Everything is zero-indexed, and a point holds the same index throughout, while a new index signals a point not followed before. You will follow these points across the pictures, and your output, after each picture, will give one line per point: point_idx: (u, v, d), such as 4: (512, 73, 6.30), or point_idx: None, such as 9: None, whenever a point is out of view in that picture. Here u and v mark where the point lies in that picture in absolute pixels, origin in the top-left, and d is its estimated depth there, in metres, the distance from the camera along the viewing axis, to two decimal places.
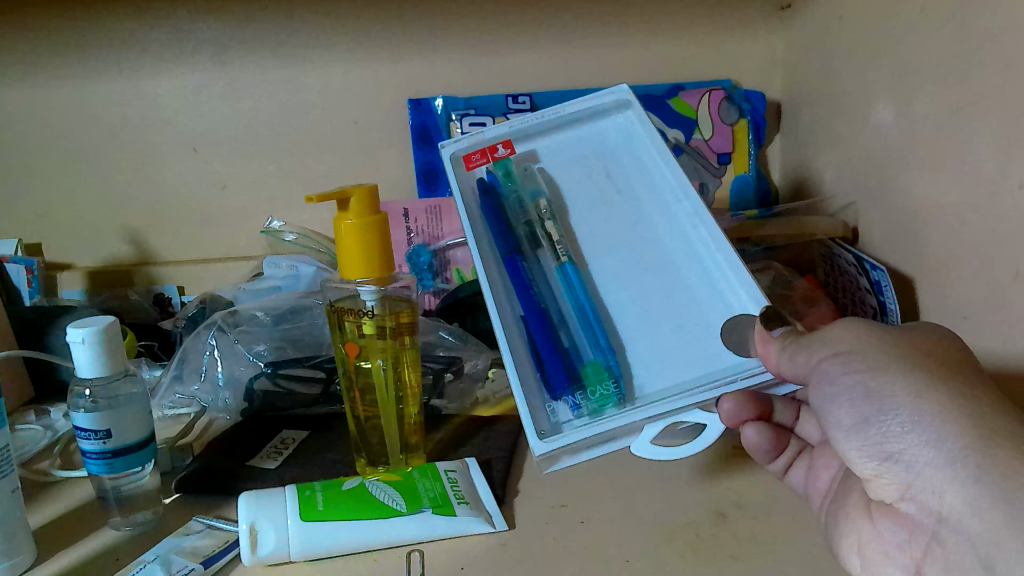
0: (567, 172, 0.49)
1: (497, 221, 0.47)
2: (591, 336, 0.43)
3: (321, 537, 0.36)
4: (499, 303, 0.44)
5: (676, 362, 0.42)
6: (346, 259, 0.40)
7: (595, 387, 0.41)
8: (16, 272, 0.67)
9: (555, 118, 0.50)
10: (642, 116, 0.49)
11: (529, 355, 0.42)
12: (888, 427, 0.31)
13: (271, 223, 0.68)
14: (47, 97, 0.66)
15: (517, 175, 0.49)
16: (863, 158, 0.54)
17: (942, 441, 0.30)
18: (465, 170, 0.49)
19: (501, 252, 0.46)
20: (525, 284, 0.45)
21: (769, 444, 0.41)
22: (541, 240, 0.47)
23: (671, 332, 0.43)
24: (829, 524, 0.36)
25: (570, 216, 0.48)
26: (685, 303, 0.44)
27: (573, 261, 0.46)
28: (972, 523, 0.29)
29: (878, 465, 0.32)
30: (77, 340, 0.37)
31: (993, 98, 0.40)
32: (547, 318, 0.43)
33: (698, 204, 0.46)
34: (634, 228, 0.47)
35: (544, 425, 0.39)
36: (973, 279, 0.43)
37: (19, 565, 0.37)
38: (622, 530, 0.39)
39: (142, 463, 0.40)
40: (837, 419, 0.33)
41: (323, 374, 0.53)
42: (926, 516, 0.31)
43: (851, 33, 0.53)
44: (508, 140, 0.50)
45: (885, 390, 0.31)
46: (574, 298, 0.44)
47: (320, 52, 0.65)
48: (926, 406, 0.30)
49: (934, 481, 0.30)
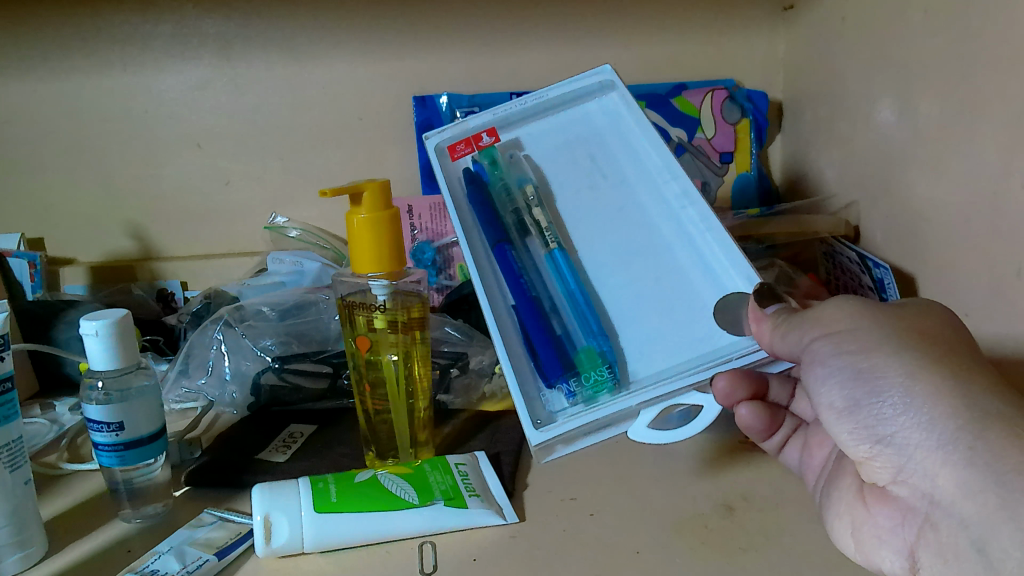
0: (553, 157, 0.49)
1: (484, 209, 0.47)
2: (583, 323, 0.43)
3: (333, 529, 0.37)
4: (491, 293, 0.44)
5: (669, 344, 0.42)
6: (357, 252, 0.41)
7: (589, 373, 0.41)
8: (19, 267, 0.67)
9: (538, 105, 0.50)
10: (627, 99, 0.50)
11: (521, 342, 0.43)
12: (880, 409, 0.31)
13: (275, 219, 0.69)
14: (52, 91, 0.66)
15: (503, 163, 0.49)
16: (865, 157, 0.54)
17: (935, 424, 0.30)
18: (450, 161, 0.49)
19: (489, 241, 0.46)
20: (515, 272, 0.45)
21: (762, 424, 0.42)
22: (529, 227, 0.47)
23: (663, 315, 0.43)
24: (824, 506, 0.37)
25: (558, 203, 0.48)
26: (678, 285, 0.44)
27: (563, 248, 0.46)
28: (965, 506, 0.29)
29: (870, 448, 0.32)
30: (90, 332, 0.37)
31: (997, 97, 0.40)
32: (538, 305, 0.44)
33: (686, 184, 0.46)
34: (622, 213, 0.47)
35: (539, 415, 0.40)
36: (975, 275, 0.43)
37: (31, 556, 0.37)
38: (631, 523, 0.39)
39: (154, 456, 0.40)
40: (829, 401, 0.33)
41: (330, 368, 0.53)
42: (918, 499, 0.31)
43: (853, 34, 0.54)
44: (492, 128, 0.50)
45: (877, 371, 0.31)
46: (564, 286, 0.45)
47: (325, 49, 0.65)
48: (918, 387, 0.30)
49: (926, 464, 0.30)
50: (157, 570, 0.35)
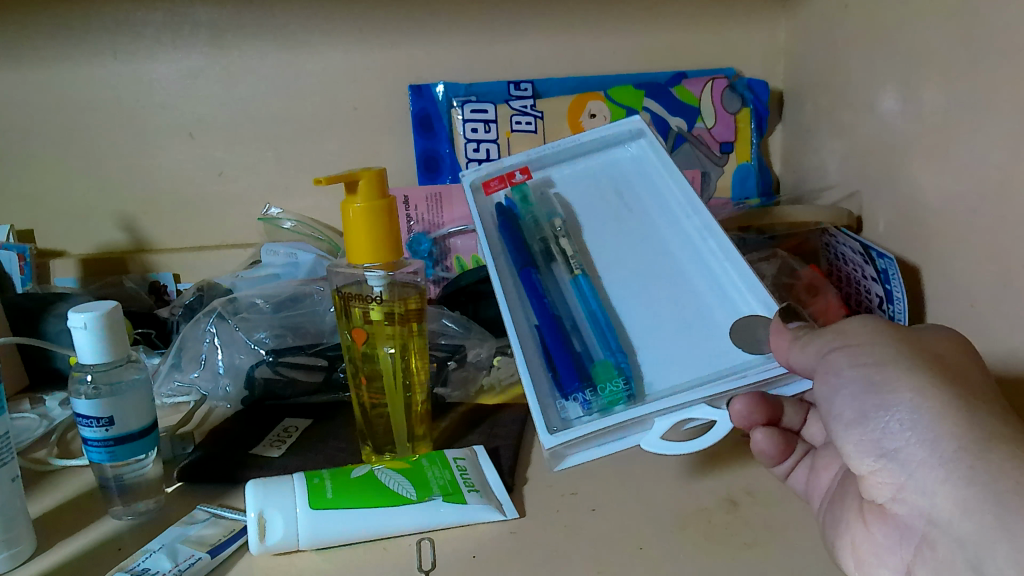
0: (581, 195, 0.50)
1: (513, 236, 0.47)
2: (604, 341, 0.43)
3: (330, 528, 0.36)
4: (513, 312, 0.44)
5: (685, 360, 0.41)
6: (353, 243, 0.40)
7: (605, 384, 0.40)
8: (8, 258, 0.65)
9: (571, 149, 0.51)
10: (656, 146, 0.50)
11: (541, 359, 0.42)
12: (886, 423, 0.31)
13: (269, 210, 0.67)
14: (41, 79, 0.65)
15: (533, 200, 0.49)
16: (867, 147, 0.53)
17: (938, 442, 0.29)
18: (484, 196, 0.50)
19: (515, 265, 0.46)
20: (539, 293, 0.45)
21: (776, 449, 0.40)
22: (555, 255, 0.47)
23: (679, 333, 0.42)
24: (825, 519, 0.36)
25: (584, 234, 0.48)
26: (696, 309, 0.43)
27: (587, 274, 0.46)
28: (962, 524, 0.28)
29: (873, 462, 0.31)
30: (79, 325, 0.37)
31: (1003, 86, 0.39)
32: (559, 325, 0.43)
33: (707, 219, 0.46)
34: (644, 242, 0.47)
35: (554, 421, 0.39)
36: (981, 269, 0.43)
37: (18, 555, 0.36)
38: (634, 518, 0.38)
39: (145, 451, 0.39)
40: (838, 412, 0.33)
41: (325, 361, 0.52)
42: (917, 518, 0.30)
43: (855, 22, 0.53)
44: (526, 166, 0.50)
45: (889, 384, 0.31)
46: (587, 307, 0.45)
47: (319, 37, 0.64)
48: (926, 405, 0.30)
49: (926, 482, 0.29)
50: (148, 568, 0.34)
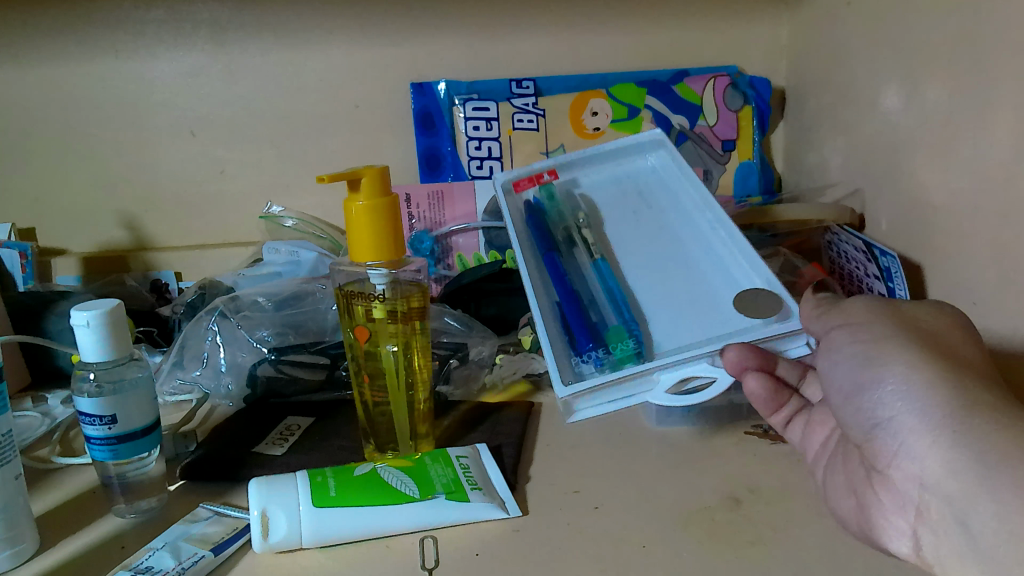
0: (604, 192, 0.53)
1: (540, 226, 0.50)
2: (618, 311, 0.45)
3: (332, 526, 0.36)
4: (537, 289, 0.46)
5: (692, 326, 0.43)
6: (355, 241, 0.40)
7: (615, 345, 0.43)
8: (10, 257, 0.66)
9: (596, 155, 0.53)
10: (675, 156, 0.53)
11: (560, 328, 0.45)
12: (880, 394, 0.31)
13: (271, 209, 0.68)
14: (42, 77, 0.65)
15: (559, 197, 0.52)
16: (870, 145, 0.53)
17: (928, 410, 0.29)
18: (513, 194, 0.53)
19: (539, 250, 0.49)
20: (561, 273, 0.48)
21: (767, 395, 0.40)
22: (576, 242, 0.50)
23: (688, 305, 0.45)
24: (830, 485, 0.36)
25: (605, 225, 0.51)
26: (707, 291, 0.46)
27: (606, 258, 0.48)
28: (948, 484, 0.28)
29: (869, 429, 0.31)
30: (82, 322, 0.37)
31: (1005, 83, 0.39)
32: (578, 300, 0.46)
33: (720, 212, 0.49)
34: (661, 234, 0.49)
35: (567, 375, 0.42)
36: (984, 267, 0.42)
37: (22, 553, 0.36)
38: (636, 516, 0.38)
39: (148, 450, 0.39)
40: (838, 386, 0.33)
41: (328, 359, 0.53)
42: (909, 483, 0.30)
43: (858, 20, 0.53)
44: (553, 168, 0.53)
45: (884, 358, 0.31)
46: (604, 285, 0.47)
47: (320, 35, 0.64)
48: (918, 376, 0.30)
49: (916, 447, 0.29)
50: (152, 567, 0.34)
